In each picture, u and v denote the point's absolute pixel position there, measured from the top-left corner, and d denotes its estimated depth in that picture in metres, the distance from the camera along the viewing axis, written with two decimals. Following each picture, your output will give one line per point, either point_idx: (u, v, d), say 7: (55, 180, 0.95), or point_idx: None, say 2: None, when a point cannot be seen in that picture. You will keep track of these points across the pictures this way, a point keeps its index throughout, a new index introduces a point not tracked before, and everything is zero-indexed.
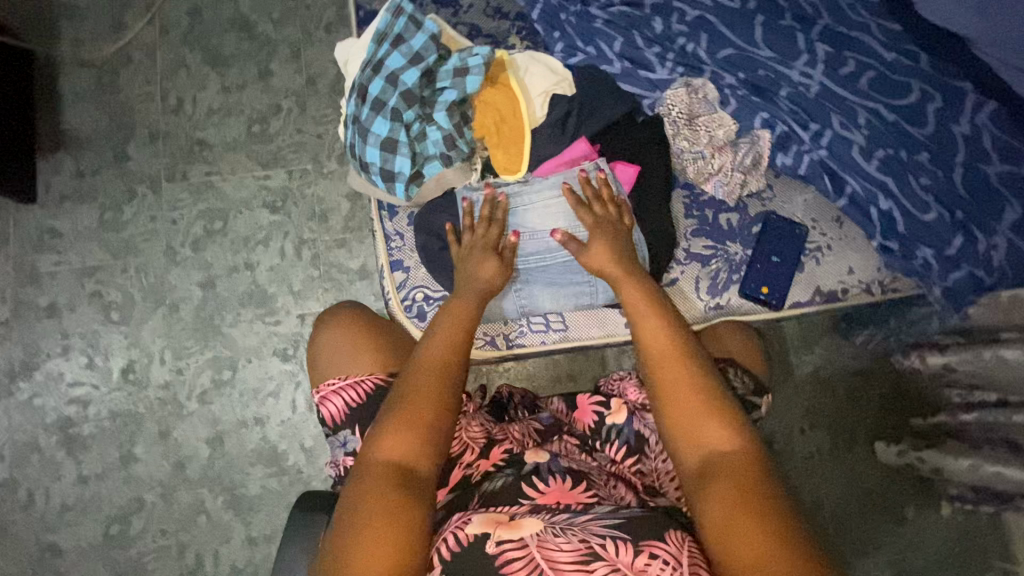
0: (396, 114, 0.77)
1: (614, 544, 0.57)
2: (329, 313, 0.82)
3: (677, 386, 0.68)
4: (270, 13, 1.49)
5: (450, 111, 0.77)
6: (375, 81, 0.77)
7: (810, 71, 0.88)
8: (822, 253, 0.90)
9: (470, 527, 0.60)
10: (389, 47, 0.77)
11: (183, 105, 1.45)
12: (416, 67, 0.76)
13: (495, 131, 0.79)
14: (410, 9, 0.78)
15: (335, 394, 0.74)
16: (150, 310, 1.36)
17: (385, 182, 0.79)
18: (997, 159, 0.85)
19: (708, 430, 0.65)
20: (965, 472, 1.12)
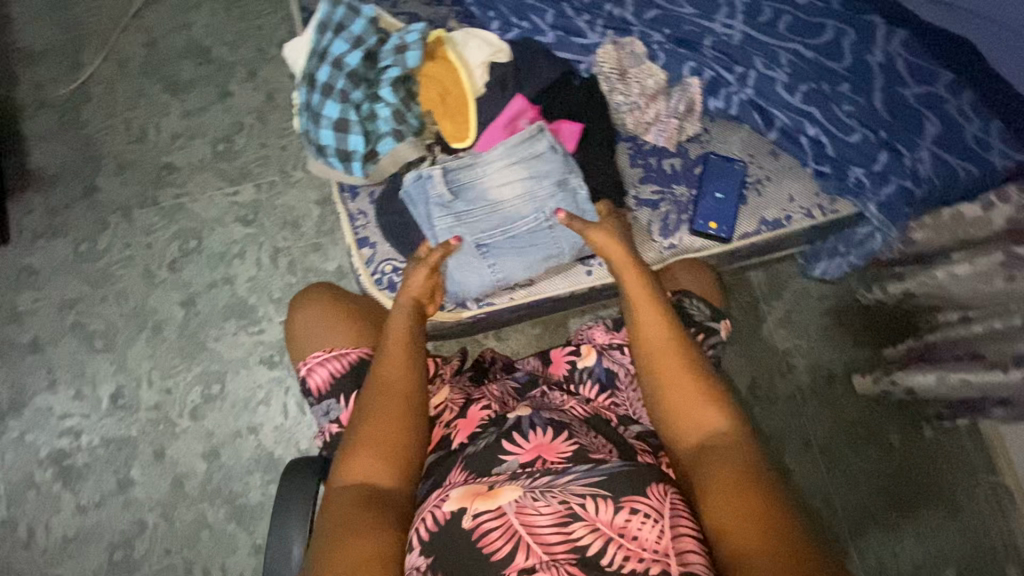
0: (344, 96, 0.81)
1: (594, 503, 0.60)
2: (308, 291, 0.85)
3: (669, 372, 0.71)
4: (223, 37, 1.54)
5: (395, 87, 0.82)
6: (322, 68, 0.82)
7: (731, 22, 0.95)
8: (762, 184, 0.96)
9: (446, 505, 0.63)
10: (332, 35, 0.82)
11: (147, 133, 1.49)
12: (359, 50, 0.81)
13: (440, 102, 0.84)
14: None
15: (318, 365, 0.76)
16: (133, 334, 1.38)
17: (342, 162, 0.83)
18: (913, 82, 0.94)
19: (697, 414, 0.68)
20: (934, 386, 1.19)
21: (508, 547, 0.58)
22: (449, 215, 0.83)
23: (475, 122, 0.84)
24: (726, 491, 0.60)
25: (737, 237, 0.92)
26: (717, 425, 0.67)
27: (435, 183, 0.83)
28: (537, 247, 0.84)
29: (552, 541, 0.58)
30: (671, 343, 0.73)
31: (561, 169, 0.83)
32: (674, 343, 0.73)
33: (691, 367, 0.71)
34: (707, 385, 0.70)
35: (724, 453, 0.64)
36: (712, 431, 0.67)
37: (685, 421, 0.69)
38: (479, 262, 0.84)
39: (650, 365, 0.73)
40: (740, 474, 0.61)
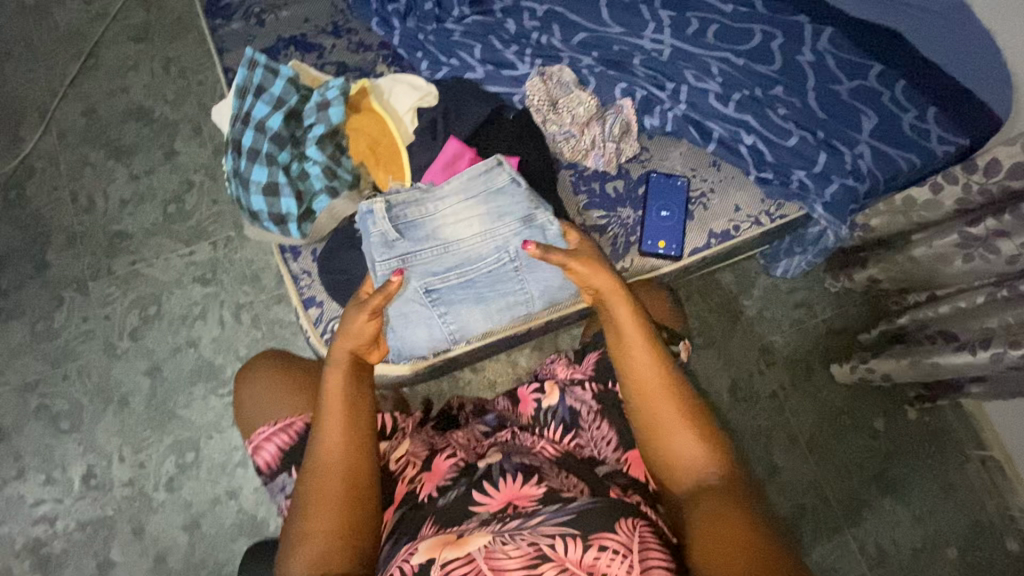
0: (271, 158, 0.80)
1: (563, 542, 0.59)
2: (257, 357, 0.84)
3: (660, 406, 0.70)
4: (164, 96, 1.52)
5: (322, 143, 0.80)
6: (246, 133, 0.80)
7: (659, 37, 0.96)
8: (707, 197, 0.95)
9: (414, 557, 0.62)
10: (252, 99, 0.81)
11: (95, 202, 1.46)
12: (280, 112, 0.80)
13: (371, 154, 0.83)
14: (264, 60, 0.82)
15: (265, 442, 0.74)
16: (99, 411, 1.34)
17: (276, 225, 0.81)
18: (846, 78, 0.95)
19: (689, 450, 0.68)
20: (909, 371, 1.18)
21: None
22: (398, 258, 0.80)
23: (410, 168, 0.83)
24: (721, 528, 0.59)
25: (687, 253, 0.91)
26: (709, 463, 0.67)
27: (379, 217, 0.79)
28: (501, 292, 0.83)
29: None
30: (659, 378, 0.71)
31: (527, 205, 0.82)
32: (659, 378, 0.71)
33: (677, 402, 0.70)
34: (697, 421, 0.69)
35: (717, 493, 0.64)
36: (704, 471, 0.66)
37: (676, 460, 0.68)
38: (431, 307, 0.81)
39: (635, 402, 0.72)
40: (734, 511, 0.60)
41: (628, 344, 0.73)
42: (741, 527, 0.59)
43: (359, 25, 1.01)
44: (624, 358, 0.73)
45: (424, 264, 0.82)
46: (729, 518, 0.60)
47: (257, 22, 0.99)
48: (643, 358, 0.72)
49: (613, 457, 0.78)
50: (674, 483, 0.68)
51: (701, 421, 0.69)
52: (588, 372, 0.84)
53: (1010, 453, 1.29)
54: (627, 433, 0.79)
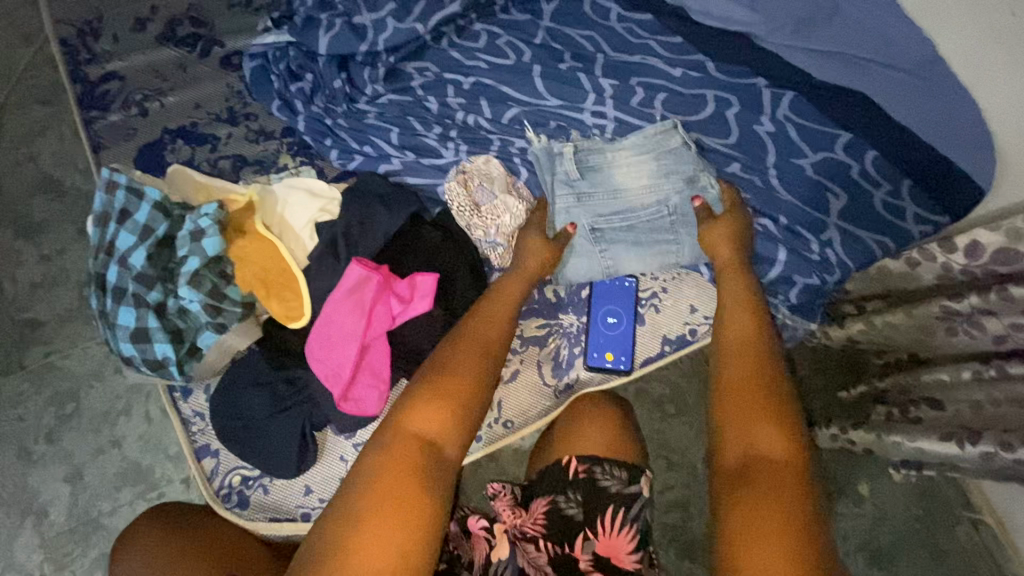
0: (140, 298, 0.71)
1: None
2: (146, 521, 0.70)
3: (732, 363, 0.70)
4: (75, 165, 1.39)
5: (197, 280, 0.71)
6: (112, 270, 0.73)
7: (601, 108, 0.86)
8: (659, 297, 0.83)
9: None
10: (117, 231, 0.73)
11: (2, 288, 1.32)
12: (146, 245, 0.72)
13: (262, 283, 0.72)
14: (126, 185, 0.74)
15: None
16: (17, 524, 1.22)
17: (154, 370, 0.72)
18: (811, 151, 0.85)
19: (760, 431, 0.63)
20: (896, 450, 1.05)
21: None
22: (569, 189, 0.81)
23: (307, 298, 0.73)
24: (766, 518, 0.56)
25: (639, 363, 0.83)
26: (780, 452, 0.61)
27: (564, 159, 0.81)
28: (658, 248, 0.82)
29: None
30: (759, 350, 0.70)
31: (699, 162, 0.80)
32: (761, 350, 0.71)
33: (765, 380, 0.67)
34: (782, 407, 0.65)
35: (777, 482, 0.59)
36: (770, 453, 0.61)
37: (749, 429, 0.64)
38: (590, 248, 0.82)
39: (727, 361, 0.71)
40: (787, 512, 0.56)
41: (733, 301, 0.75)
42: (785, 529, 0.55)
43: (259, 108, 0.89)
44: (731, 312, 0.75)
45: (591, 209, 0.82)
46: (774, 522, 0.55)
47: (140, 111, 0.87)
48: (748, 322, 0.73)
49: None
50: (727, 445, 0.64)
51: (788, 414, 0.65)
52: (539, 526, 0.70)
53: (1003, 519, 1.19)
54: None
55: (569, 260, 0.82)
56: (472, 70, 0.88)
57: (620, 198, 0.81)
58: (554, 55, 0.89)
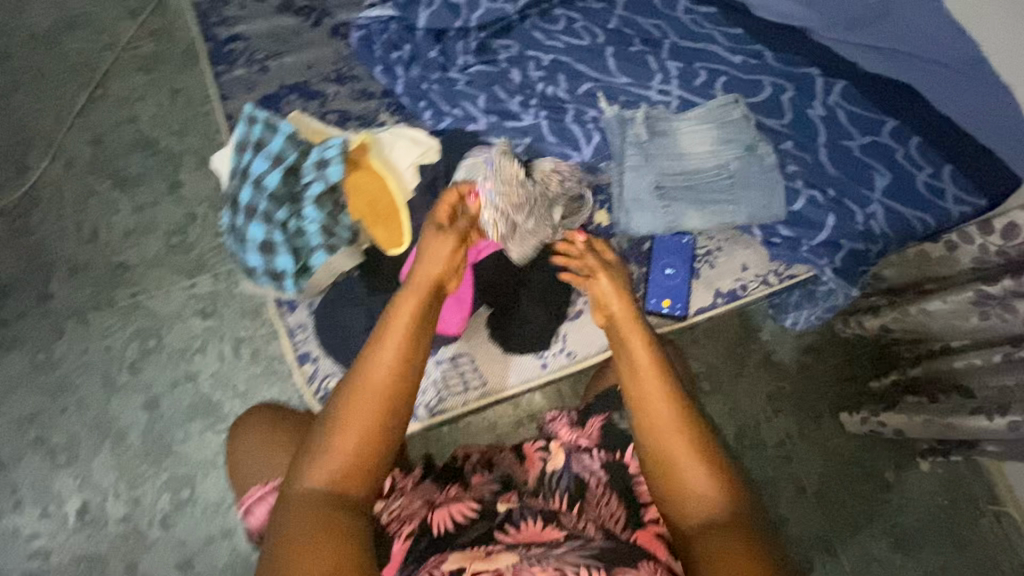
0: (267, 216, 0.79)
1: (588, 570, 0.63)
2: (262, 410, 0.85)
3: (651, 412, 0.73)
4: (171, 127, 1.52)
5: (320, 203, 0.80)
6: (243, 188, 0.81)
7: (667, 87, 0.96)
8: (714, 255, 0.92)
9: (445, 565, 0.67)
10: (250, 153, 0.82)
11: (98, 233, 1.45)
12: (277, 167, 0.80)
13: (369, 212, 0.83)
14: (263, 114, 0.83)
15: (255, 504, 0.74)
16: (96, 444, 1.33)
17: (272, 282, 0.81)
18: (859, 133, 0.93)
19: (692, 478, 0.70)
20: (924, 427, 1.15)
21: None
22: (637, 150, 0.91)
23: (408, 227, 0.83)
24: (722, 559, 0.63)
25: (693, 312, 0.91)
26: (712, 492, 0.69)
27: (636, 125, 0.92)
28: (716, 204, 0.89)
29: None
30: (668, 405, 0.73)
31: (753, 134, 0.90)
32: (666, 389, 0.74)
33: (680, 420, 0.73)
34: (698, 448, 0.71)
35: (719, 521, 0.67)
36: (703, 495, 0.69)
37: (678, 481, 0.71)
38: (653, 202, 0.89)
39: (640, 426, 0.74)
40: (732, 543, 0.65)
41: (633, 366, 0.75)
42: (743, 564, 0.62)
43: (362, 73, 1.00)
44: (627, 379, 0.75)
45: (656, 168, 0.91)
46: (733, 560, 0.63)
47: (260, 69, 0.99)
48: (648, 379, 0.74)
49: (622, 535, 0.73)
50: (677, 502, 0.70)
51: (703, 449, 0.71)
52: (593, 438, 0.84)
53: None
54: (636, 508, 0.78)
55: (634, 210, 0.89)
56: (552, 46, 0.98)
57: (685, 161, 0.91)
58: (625, 40, 0.99)
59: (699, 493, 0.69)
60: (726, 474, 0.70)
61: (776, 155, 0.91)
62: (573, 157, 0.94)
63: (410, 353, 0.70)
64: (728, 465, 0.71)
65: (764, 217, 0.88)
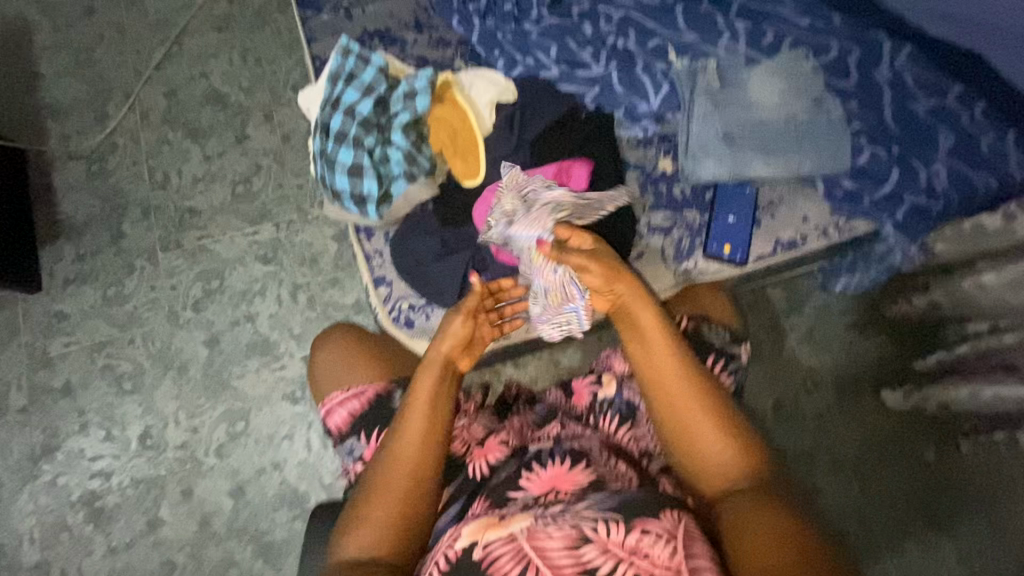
0: (357, 142, 0.91)
1: (605, 525, 0.63)
2: (335, 328, 0.93)
3: (665, 390, 0.75)
4: (240, 83, 1.59)
5: (406, 131, 0.92)
6: (335, 116, 0.92)
7: (734, 45, 0.98)
8: (775, 206, 0.98)
9: (459, 542, 0.66)
10: (343, 84, 0.93)
11: (170, 179, 1.54)
12: (369, 98, 0.92)
13: (450, 144, 0.94)
14: (356, 49, 0.94)
15: (337, 407, 0.83)
16: (159, 375, 1.41)
17: (357, 205, 0.92)
18: (924, 95, 0.95)
19: (709, 449, 0.72)
20: (966, 402, 1.12)
21: (518, 569, 0.61)
22: (707, 99, 0.96)
23: (486, 161, 0.94)
24: (746, 520, 0.65)
25: (752, 259, 0.96)
26: (732, 459, 0.72)
27: (706, 73, 0.96)
28: (784, 152, 0.95)
29: (563, 563, 0.61)
30: (690, 384, 0.74)
31: (820, 89, 0.96)
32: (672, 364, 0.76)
33: (692, 391, 0.74)
34: (719, 420, 0.73)
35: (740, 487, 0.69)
36: (728, 464, 0.71)
37: (700, 455, 0.73)
38: (722, 149, 0.95)
39: (656, 406, 0.76)
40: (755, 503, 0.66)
41: (651, 346, 0.77)
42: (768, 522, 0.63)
43: (440, 22, 1.07)
44: (645, 356, 0.77)
45: (726, 117, 0.96)
46: (758, 520, 0.64)
47: (345, 15, 1.05)
48: (666, 362, 0.76)
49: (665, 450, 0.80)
50: (699, 474, 0.73)
51: (724, 416, 0.73)
52: None
53: None
54: None
55: (706, 155, 0.95)
56: (622, 2, 0.99)
57: (755, 111, 0.96)
58: None
59: (721, 462, 0.72)
60: (746, 438, 0.73)
61: (844, 109, 0.97)
62: (641, 105, 1.00)
63: (434, 427, 0.74)
64: (746, 428, 0.74)
65: (829, 167, 0.94)
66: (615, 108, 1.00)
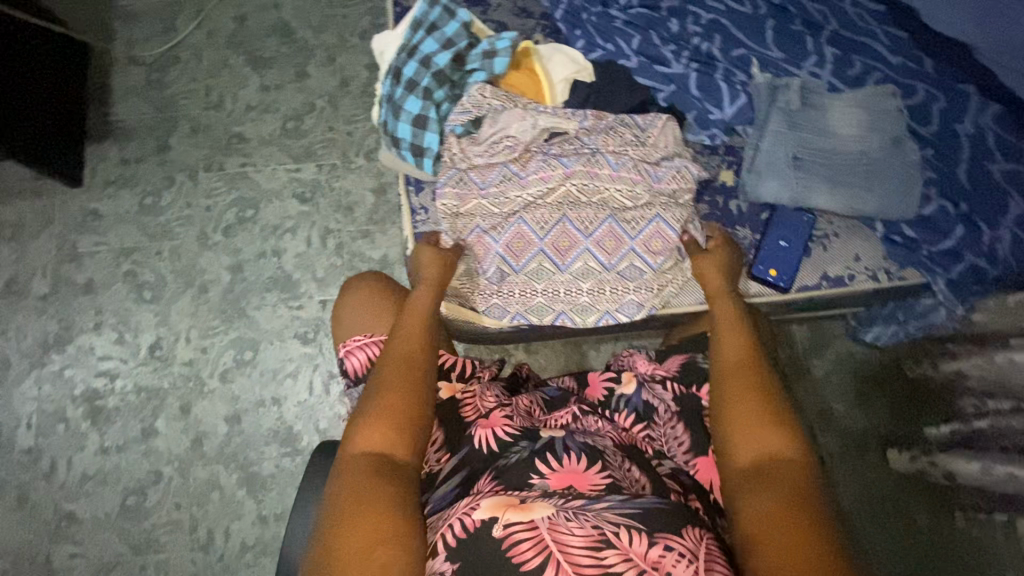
0: (427, 93, 0.97)
1: (629, 533, 0.56)
2: (356, 280, 0.96)
3: (731, 375, 0.74)
4: (309, 21, 1.58)
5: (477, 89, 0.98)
6: (410, 64, 0.99)
7: (819, 70, 1.00)
8: (829, 239, 1.00)
9: (476, 513, 0.60)
10: (424, 33, 0.99)
11: (224, 101, 1.54)
12: (448, 51, 0.98)
13: None
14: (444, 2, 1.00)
15: (358, 349, 0.86)
16: (180, 290, 1.43)
17: (415, 156, 0.99)
18: (1002, 158, 0.93)
19: (766, 433, 0.67)
20: (976, 476, 0.99)
21: (538, 560, 0.55)
22: (783, 117, 0.98)
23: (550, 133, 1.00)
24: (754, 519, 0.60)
25: (796, 287, 1.00)
26: (772, 446, 0.66)
27: (789, 91, 0.98)
28: (851, 181, 0.97)
29: (584, 562, 0.54)
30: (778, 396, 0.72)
31: (896, 126, 0.96)
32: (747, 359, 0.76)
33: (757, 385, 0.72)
34: (772, 403, 0.69)
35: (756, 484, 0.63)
36: (775, 454, 0.65)
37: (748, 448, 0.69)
38: (789, 172, 0.97)
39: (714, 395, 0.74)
40: (781, 503, 0.59)
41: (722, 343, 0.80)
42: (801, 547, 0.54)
43: None
44: (720, 348, 0.79)
45: (805, 140, 0.98)
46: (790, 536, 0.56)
47: None
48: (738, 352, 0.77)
49: (682, 458, 0.76)
50: (735, 454, 0.67)
51: (780, 406, 0.69)
52: (670, 372, 0.83)
53: None
54: (702, 439, 0.76)
55: (781, 181, 0.97)
56: (713, 7, 1.01)
57: (830, 138, 0.98)
58: (788, 16, 1.01)
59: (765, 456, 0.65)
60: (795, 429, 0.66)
61: (920, 156, 0.96)
62: (713, 113, 1.01)
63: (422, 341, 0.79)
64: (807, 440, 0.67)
65: (894, 212, 0.95)
66: (687, 110, 1.02)
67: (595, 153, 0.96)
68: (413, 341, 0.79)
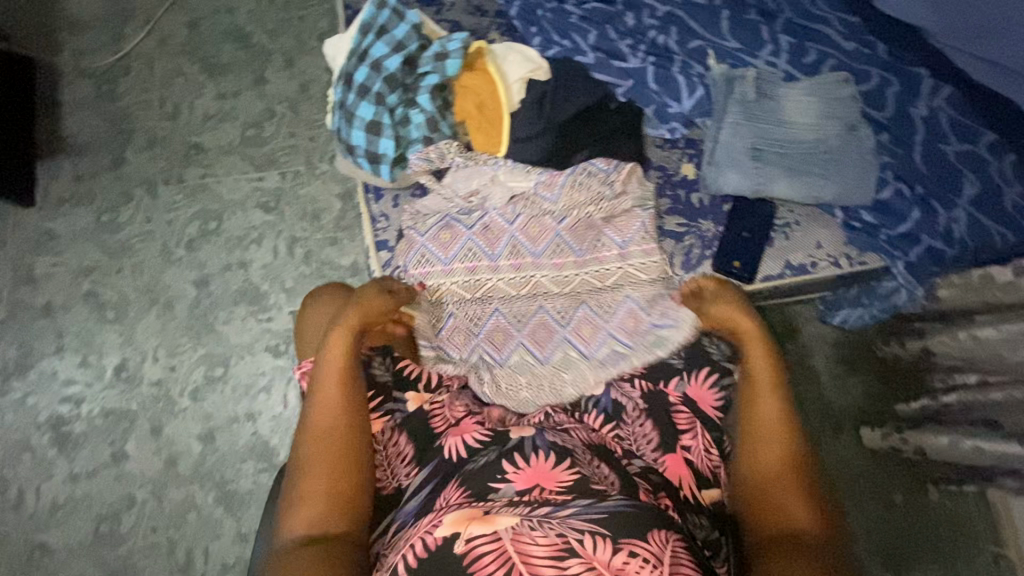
0: (379, 99, 0.97)
1: (592, 539, 0.56)
2: (320, 292, 0.94)
3: (763, 444, 0.71)
4: (265, 24, 1.54)
5: (432, 94, 0.97)
6: (361, 69, 0.97)
7: (776, 59, 0.99)
8: (790, 228, 1.02)
9: (438, 530, 0.59)
10: (373, 37, 0.98)
11: (180, 111, 1.50)
12: (398, 54, 0.97)
13: (476, 113, 1.00)
14: (393, 4, 0.99)
15: None
16: (144, 308, 1.39)
17: (371, 163, 0.98)
18: (956, 139, 0.92)
19: (795, 509, 0.66)
20: (946, 449, 1.02)
21: (501, 572, 0.55)
22: (740, 108, 0.98)
23: (507, 133, 0.99)
24: None
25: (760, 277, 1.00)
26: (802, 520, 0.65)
27: (745, 81, 0.99)
28: (810, 170, 0.97)
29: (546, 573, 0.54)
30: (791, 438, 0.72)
31: (851, 113, 0.97)
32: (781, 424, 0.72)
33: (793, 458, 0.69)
34: (804, 479, 0.68)
35: (800, 550, 0.61)
36: (799, 531, 0.64)
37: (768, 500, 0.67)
38: (747, 164, 0.98)
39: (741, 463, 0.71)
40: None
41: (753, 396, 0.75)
42: None
43: None
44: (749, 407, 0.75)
45: (763, 132, 0.98)
46: None
47: None
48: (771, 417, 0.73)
49: (651, 456, 0.76)
50: (761, 525, 0.66)
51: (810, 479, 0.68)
52: (638, 370, 0.85)
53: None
54: (670, 435, 0.77)
55: (740, 171, 0.98)
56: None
57: (787, 127, 0.99)
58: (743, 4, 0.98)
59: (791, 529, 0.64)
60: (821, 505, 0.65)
61: (874, 142, 0.98)
62: (671, 106, 1.03)
63: (349, 401, 0.74)
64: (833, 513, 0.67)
65: (855, 197, 0.96)
66: (645, 104, 1.04)
67: (560, 216, 0.97)
68: (331, 404, 0.73)
